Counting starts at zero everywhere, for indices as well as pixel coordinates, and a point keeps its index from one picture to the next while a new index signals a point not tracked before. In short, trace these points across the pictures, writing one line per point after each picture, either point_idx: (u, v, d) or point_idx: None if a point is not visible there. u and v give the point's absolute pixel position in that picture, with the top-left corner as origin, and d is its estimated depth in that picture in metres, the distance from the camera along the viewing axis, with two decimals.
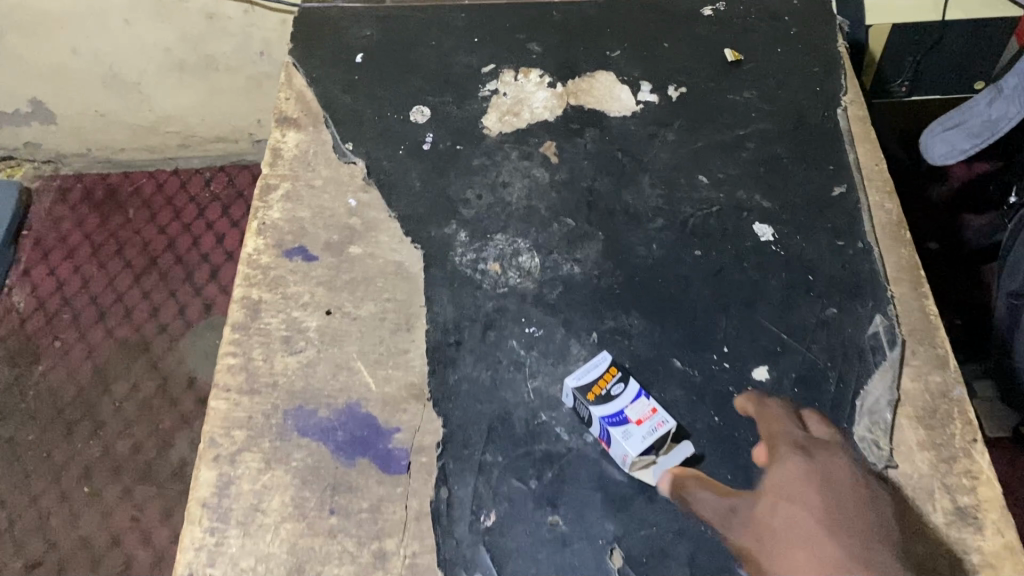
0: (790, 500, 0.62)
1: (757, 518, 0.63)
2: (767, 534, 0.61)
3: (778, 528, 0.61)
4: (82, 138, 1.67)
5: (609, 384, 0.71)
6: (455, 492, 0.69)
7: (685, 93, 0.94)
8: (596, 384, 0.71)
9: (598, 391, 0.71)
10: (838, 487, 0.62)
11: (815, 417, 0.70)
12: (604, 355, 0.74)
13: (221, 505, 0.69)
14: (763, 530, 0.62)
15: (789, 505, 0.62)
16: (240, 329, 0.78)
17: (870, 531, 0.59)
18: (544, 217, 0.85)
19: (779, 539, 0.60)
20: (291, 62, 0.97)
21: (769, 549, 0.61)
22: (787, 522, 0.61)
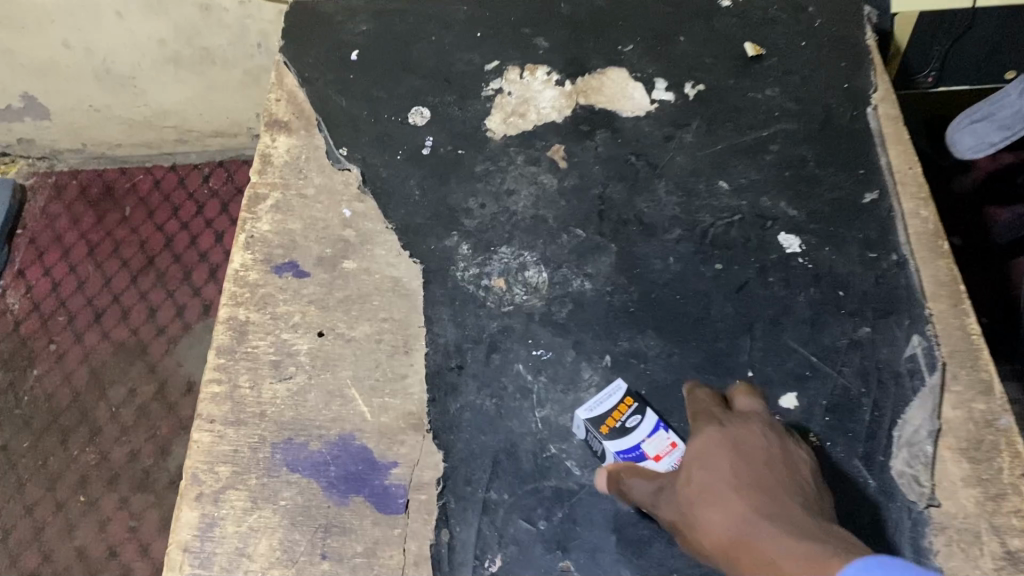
0: (705, 462, 0.58)
1: (674, 486, 0.59)
2: (682, 500, 0.58)
3: (692, 494, 0.57)
4: (76, 133, 1.53)
5: (624, 416, 0.65)
6: (457, 535, 0.64)
7: (702, 90, 0.87)
8: (609, 416, 0.65)
9: (613, 425, 0.65)
10: (751, 449, 0.59)
11: (743, 391, 0.66)
12: (620, 382, 0.68)
13: (204, 549, 0.64)
14: (678, 497, 0.58)
15: (702, 467, 0.58)
16: (226, 354, 0.72)
17: (784, 488, 0.55)
18: (552, 228, 0.79)
19: (691, 504, 0.57)
20: (282, 61, 0.91)
21: (684, 517, 0.57)
22: (701, 486, 0.57)
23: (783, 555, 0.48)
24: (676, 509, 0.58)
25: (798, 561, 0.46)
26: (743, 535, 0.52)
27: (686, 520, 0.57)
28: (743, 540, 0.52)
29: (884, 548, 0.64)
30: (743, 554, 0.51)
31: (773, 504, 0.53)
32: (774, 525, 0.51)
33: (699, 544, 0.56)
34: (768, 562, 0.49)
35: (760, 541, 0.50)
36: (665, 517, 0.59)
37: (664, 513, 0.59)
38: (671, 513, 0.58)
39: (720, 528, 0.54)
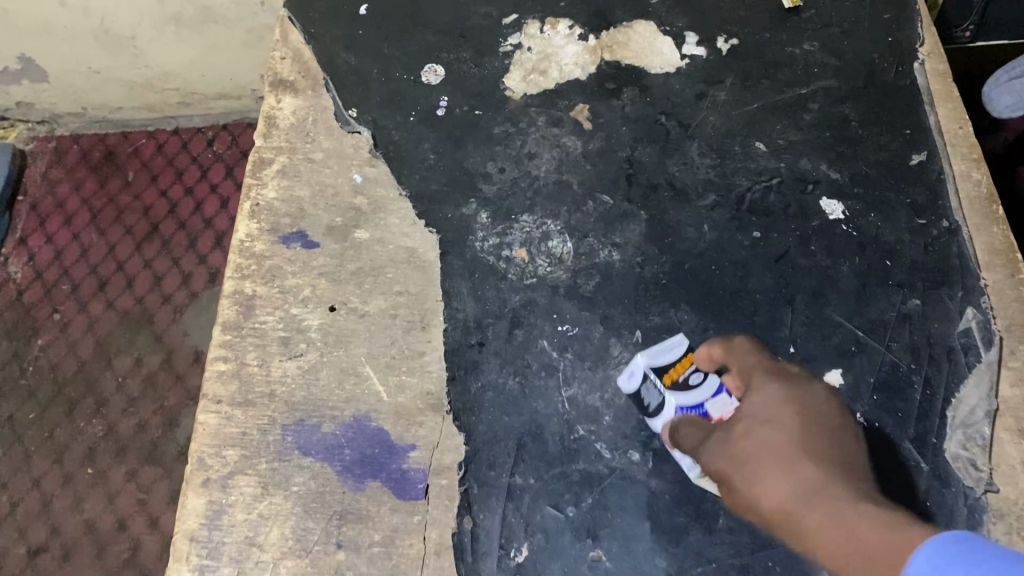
0: (770, 423, 0.55)
1: (733, 443, 0.55)
2: (745, 459, 0.54)
3: (757, 453, 0.54)
4: (76, 97, 1.48)
5: (687, 371, 0.61)
6: (480, 522, 0.60)
7: (736, 45, 0.82)
8: (671, 369, 0.61)
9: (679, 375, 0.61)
10: (813, 413, 0.56)
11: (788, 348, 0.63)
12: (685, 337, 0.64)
13: (212, 539, 0.60)
14: (736, 456, 0.55)
15: (767, 428, 0.55)
16: (232, 330, 0.68)
17: (846, 463, 0.53)
18: (577, 194, 0.74)
19: (755, 464, 0.53)
20: (286, 16, 0.85)
21: (745, 476, 0.54)
22: (768, 447, 0.54)
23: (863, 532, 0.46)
24: (734, 467, 0.54)
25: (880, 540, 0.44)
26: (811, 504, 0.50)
27: (744, 481, 0.54)
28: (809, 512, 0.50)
29: None
30: (821, 528, 0.48)
31: (847, 481, 0.51)
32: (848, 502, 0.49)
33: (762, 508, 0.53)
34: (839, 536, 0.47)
35: (847, 519, 0.47)
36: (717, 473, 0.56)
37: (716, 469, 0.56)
38: (728, 469, 0.55)
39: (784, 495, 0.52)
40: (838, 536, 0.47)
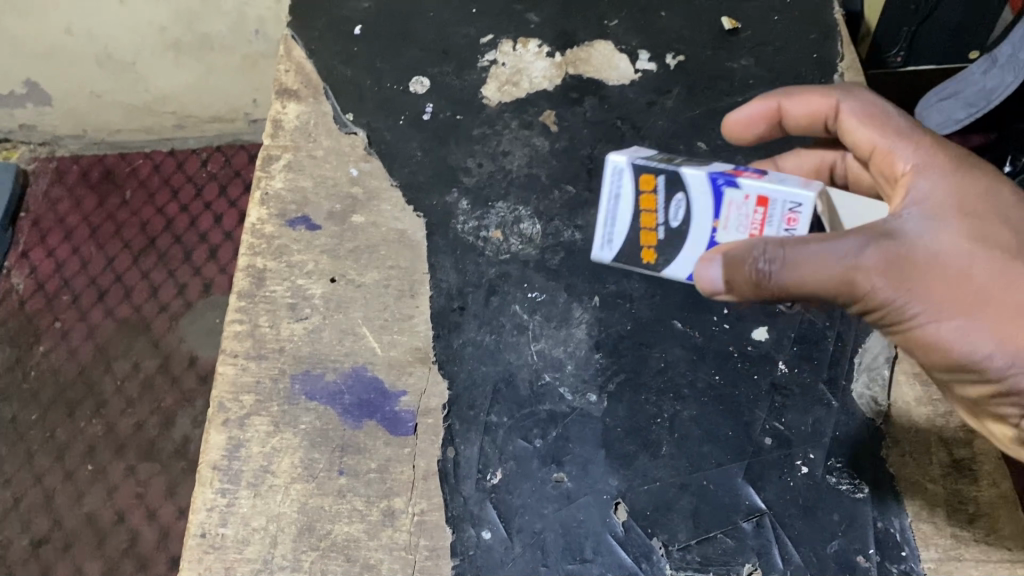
0: (995, 220, 0.54)
1: (950, 266, 0.53)
2: (978, 293, 0.52)
3: (1004, 282, 0.52)
4: (77, 120, 1.54)
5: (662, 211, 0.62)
6: (462, 452, 0.71)
7: (682, 61, 0.94)
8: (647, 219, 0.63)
9: (652, 225, 0.63)
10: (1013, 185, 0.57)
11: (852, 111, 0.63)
12: (617, 156, 0.62)
13: (231, 467, 0.71)
14: (967, 285, 0.52)
15: (1000, 240, 0.53)
16: (246, 297, 0.79)
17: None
18: (545, 185, 0.85)
19: (995, 295, 0.52)
20: (289, 34, 0.97)
21: (986, 309, 0.52)
22: (1007, 276, 0.52)
23: None
24: (952, 300, 0.52)
25: None
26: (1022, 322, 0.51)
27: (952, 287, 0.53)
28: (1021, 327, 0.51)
29: (845, 460, 0.69)
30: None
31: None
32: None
33: (980, 346, 0.52)
34: None
35: None
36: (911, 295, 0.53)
37: (924, 303, 0.53)
38: (954, 302, 0.52)
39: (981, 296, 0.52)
40: None
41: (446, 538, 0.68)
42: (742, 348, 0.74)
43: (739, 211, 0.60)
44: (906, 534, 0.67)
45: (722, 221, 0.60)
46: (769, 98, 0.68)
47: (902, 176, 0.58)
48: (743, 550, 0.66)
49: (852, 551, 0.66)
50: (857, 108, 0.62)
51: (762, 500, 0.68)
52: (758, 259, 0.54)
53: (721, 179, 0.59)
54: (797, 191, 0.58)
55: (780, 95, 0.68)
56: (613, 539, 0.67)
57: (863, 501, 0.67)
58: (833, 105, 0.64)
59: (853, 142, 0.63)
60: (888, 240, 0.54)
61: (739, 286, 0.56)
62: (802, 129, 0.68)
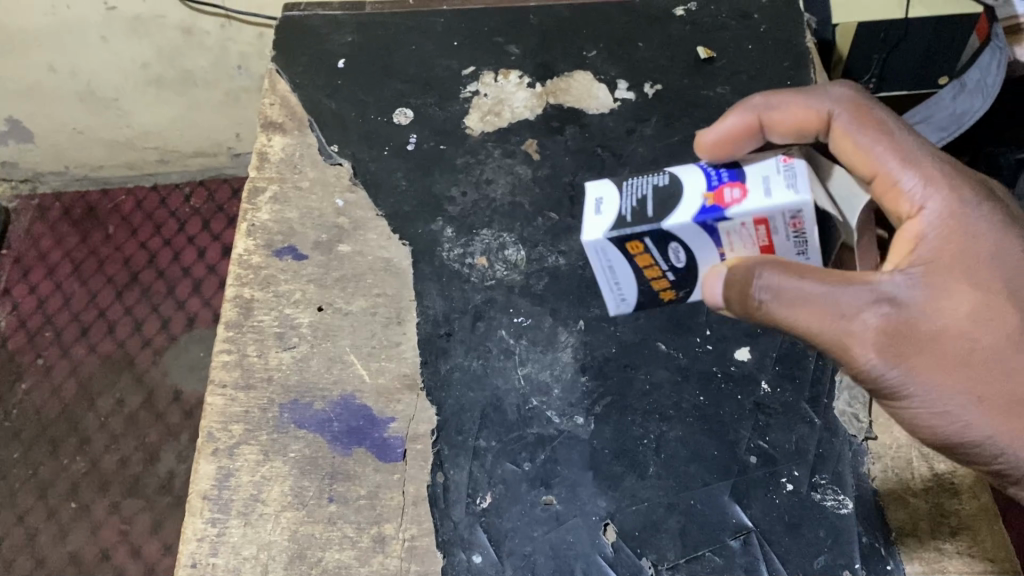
0: (1001, 297, 0.55)
1: (940, 337, 0.55)
2: (964, 374, 0.55)
3: (994, 365, 0.54)
4: (60, 156, 1.54)
5: (660, 260, 0.58)
6: (451, 476, 0.72)
7: (660, 89, 0.96)
8: (648, 271, 0.59)
9: (658, 275, 0.59)
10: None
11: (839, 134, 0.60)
12: (590, 238, 0.57)
13: (221, 497, 0.71)
14: (953, 359, 0.55)
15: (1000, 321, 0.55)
16: (234, 327, 0.80)
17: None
18: (528, 212, 0.87)
19: (979, 370, 0.55)
20: (274, 69, 0.98)
21: (974, 389, 0.55)
22: (992, 353, 0.54)
23: None
24: (943, 376, 0.55)
25: None
26: (998, 398, 0.55)
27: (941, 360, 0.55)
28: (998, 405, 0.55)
29: (829, 476, 0.70)
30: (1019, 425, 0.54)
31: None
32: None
33: (954, 416, 0.55)
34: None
35: None
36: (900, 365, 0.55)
37: (913, 377, 0.55)
38: (945, 378, 0.55)
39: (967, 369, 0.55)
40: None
41: (436, 562, 0.68)
42: (725, 369, 0.75)
43: (740, 238, 0.55)
44: (891, 548, 0.68)
45: (726, 247, 0.56)
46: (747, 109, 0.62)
47: (910, 221, 0.58)
48: (731, 568, 0.67)
49: (838, 566, 0.67)
50: (851, 126, 0.60)
51: (748, 518, 0.69)
52: (759, 294, 0.54)
53: (708, 221, 0.54)
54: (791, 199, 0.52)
55: (757, 107, 0.63)
56: (603, 560, 0.68)
57: (847, 517, 0.69)
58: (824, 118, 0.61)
59: (849, 162, 0.60)
60: (889, 304, 0.55)
61: (736, 305, 0.56)
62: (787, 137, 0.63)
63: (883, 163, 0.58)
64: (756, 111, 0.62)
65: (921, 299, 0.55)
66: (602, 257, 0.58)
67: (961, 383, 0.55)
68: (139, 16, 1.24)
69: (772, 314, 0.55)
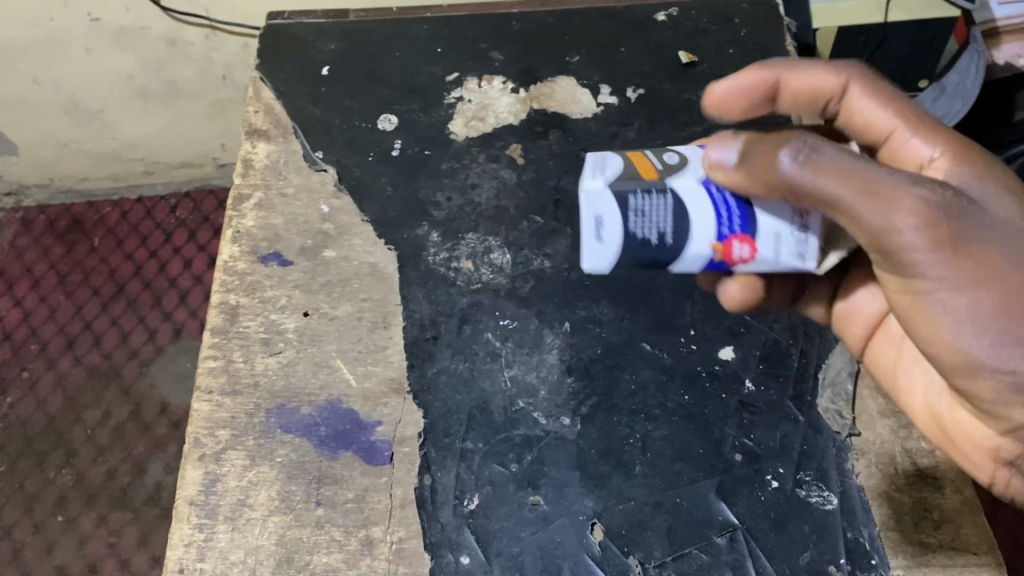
0: None
1: (997, 241, 0.51)
2: (1011, 287, 0.51)
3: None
4: (44, 168, 1.53)
5: (657, 158, 0.56)
6: (438, 479, 0.72)
7: (643, 94, 0.96)
8: (641, 162, 0.55)
9: (649, 165, 0.55)
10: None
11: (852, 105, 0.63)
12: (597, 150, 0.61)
13: (208, 502, 0.71)
14: (1003, 267, 0.50)
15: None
16: (220, 333, 0.80)
17: None
18: (513, 216, 0.87)
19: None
20: (258, 77, 0.98)
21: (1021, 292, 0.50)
22: None
23: None
24: (990, 273, 0.50)
25: None
26: None
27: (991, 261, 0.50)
28: None
29: (813, 473, 0.71)
30: None
31: None
32: None
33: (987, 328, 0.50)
34: None
35: None
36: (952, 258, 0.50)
37: (957, 274, 0.50)
38: (982, 281, 0.50)
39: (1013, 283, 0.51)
40: None
41: (425, 564, 0.68)
42: (709, 368, 0.76)
43: None
44: (875, 542, 0.68)
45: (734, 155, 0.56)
46: (766, 67, 0.64)
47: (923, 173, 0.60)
48: (718, 565, 0.67)
49: (824, 562, 0.67)
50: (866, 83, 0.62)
51: (734, 515, 0.69)
52: (789, 154, 0.50)
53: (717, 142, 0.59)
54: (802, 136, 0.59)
55: (777, 67, 0.64)
56: (590, 559, 0.68)
57: (832, 512, 0.69)
58: (839, 81, 0.62)
59: (858, 125, 0.63)
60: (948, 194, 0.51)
61: (753, 175, 0.51)
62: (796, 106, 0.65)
63: (898, 122, 0.61)
64: (774, 70, 0.64)
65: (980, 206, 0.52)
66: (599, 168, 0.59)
67: (1003, 294, 0.51)
68: (124, 27, 1.24)
69: (806, 178, 0.49)
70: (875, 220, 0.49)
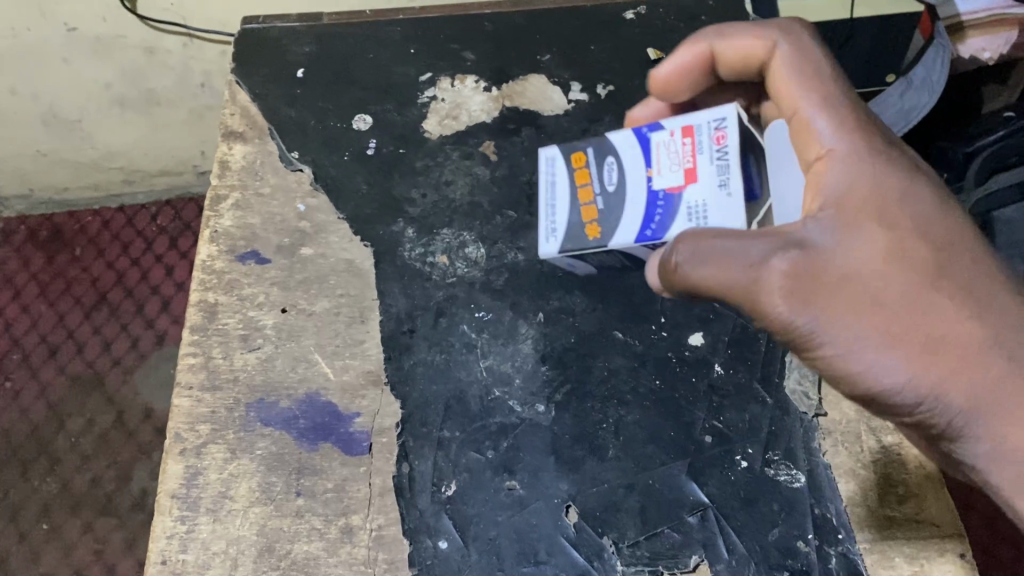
0: (919, 238, 0.58)
1: (860, 281, 0.56)
2: (883, 323, 0.56)
3: (913, 294, 0.56)
4: (23, 179, 1.54)
5: (600, 179, 0.74)
6: (416, 467, 0.73)
7: (612, 90, 0.98)
8: (585, 189, 0.75)
9: (591, 194, 0.74)
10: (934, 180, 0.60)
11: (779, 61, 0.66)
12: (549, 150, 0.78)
13: (190, 495, 0.72)
14: (870, 303, 0.56)
15: (908, 268, 0.57)
16: (199, 331, 0.81)
17: (951, 296, 0.56)
18: (487, 211, 0.89)
19: (897, 315, 0.56)
20: (234, 80, 1.00)
21: (891, 324, 0.56)
22: (910, 298, 0.56)
23: (984, 381, 0.56)
24: (861, 319, 0.56)
25: (1007, 393, 0.55)
26: (915, 347, 0.56)
27: (861, 306, 0.56)
28: (916, 351, 0.56)
29: (781, 452, 0.73)
30: (943, 367, 0.55)
31: (945, 311, 0.56)
32: (947, 358, 0.55)
33: (881, 368, 0.56)
34: (956, 371, 0.55)
35: (952, 356, 0.56)
36: (820, 311, 0.56)
37: (830, 325, 0.56)
38: (856, 325, 0.56)
39: (887, 316, 0.56)
40: (944, 368, 0.55)
41: (404, 550, 0.70)
42: (679, 355, 0.78)
43: (668, 152, 0.71)
44: (842, 517, 0.70)
45: (654, 165, 0.72)
46: (699, 40, 0.72)
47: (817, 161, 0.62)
48: (690, 543, 0.69)
49: (793, 537, 0.69)
50: (789, 58, 0.66)
51: (705, 494, 0.71)
52: (678, 254, 0.60)
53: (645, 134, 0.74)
54: (722, 108, 0.69)
55: (710, 37, 0.71)
56: (565, 541, 0.70)
57: (800, 490, 0.71)
58: (767, 47, 0.67)
59: (779, 94, 0.66)
60: (802, 250, 0.57)
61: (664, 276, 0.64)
62: (734, 70, 0.72)
63: (800, 101, 0.63)
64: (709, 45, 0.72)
65: (841, 238, 0.57)
66: (551, 172, 0.78)
67: (881, 327, 0.56)
68: (101, 37, 1.25)
69: (691, 267, 0.59)
70: (742, 300, 0.58)
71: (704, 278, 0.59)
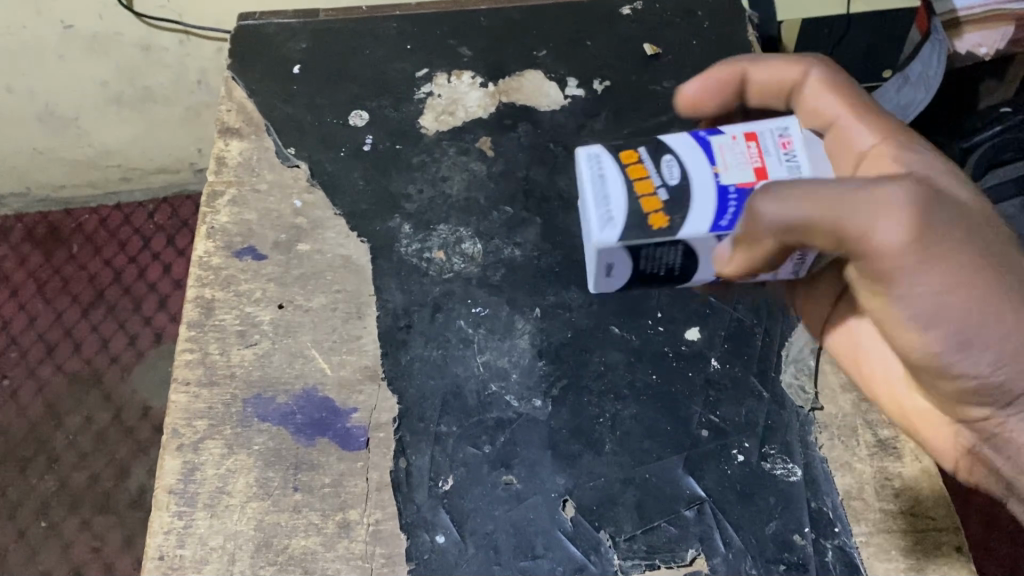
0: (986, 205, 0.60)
1: (967, 226, 0.56)
2: (990, 266, 0.55)
3: (1004, 247, 0.57)
4: (20, 177, 1.53)
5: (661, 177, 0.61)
6: (413, 462, 0.73)
7: (609, 86, 0.98)
8: (646, 191, 0.61)
9: (652, 190, 0.61)
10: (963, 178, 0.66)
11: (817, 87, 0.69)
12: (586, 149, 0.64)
13: (187, 490, 0.72)
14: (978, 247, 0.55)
15: (993, 228, 0.58)
16: (196, 327, 0.81)
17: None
18: (483, 207, 0.89)
19: (999, 263, 0.56)
20: (230, 76, 1.00)
21: (995, 270, 0.56)
22: (1005, 251, 0.57)
23: None
24: (971, 259, 0.55)
25: None
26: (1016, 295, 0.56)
27: (970, 247, 0.55)
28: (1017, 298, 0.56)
29: (778, 446, 0.73)
30: None
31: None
32: None
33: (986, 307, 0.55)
34: None
35: None
36: (937, 246, 0.54)
37: (945, 257, 0.54)
38: (967, 264, 0.55)
39: (990, 261, 0.56)
40: None
41: (401, 545, 0.70)
42: (675, 350, 0.78)
43: (734, 152, 0.62)
44: (838, 511, 0.70)
45: (721, 164, 0.62)
46: (735, 62, 0.72)
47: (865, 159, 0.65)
48: (687, 537, 0.69)
49: (789, 531, 0.69)
50: (825, 79, 0.69)
51: (701, 488, 0.71)
52: (769, 191, 0.55)
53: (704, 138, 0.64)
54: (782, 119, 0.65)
55: (744, 61, 0.72)
56: (562, 535, 0.70)
57: (796, 484, 0.71)
58: (801, 72, 0.70)
59: (814, 115, 0.69)
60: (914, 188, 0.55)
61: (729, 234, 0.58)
62: (763, 99, 0.73)
63: (842, 109, 0.67)
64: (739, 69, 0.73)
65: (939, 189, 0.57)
66: (596, 168, 0.63)
67: (985, 270, 0.55)
68: (97, 34, 1.25)
69: (786, 204, 0.54)
70: (851, 239, 0.54)
71: (817, 211, 0.54)
